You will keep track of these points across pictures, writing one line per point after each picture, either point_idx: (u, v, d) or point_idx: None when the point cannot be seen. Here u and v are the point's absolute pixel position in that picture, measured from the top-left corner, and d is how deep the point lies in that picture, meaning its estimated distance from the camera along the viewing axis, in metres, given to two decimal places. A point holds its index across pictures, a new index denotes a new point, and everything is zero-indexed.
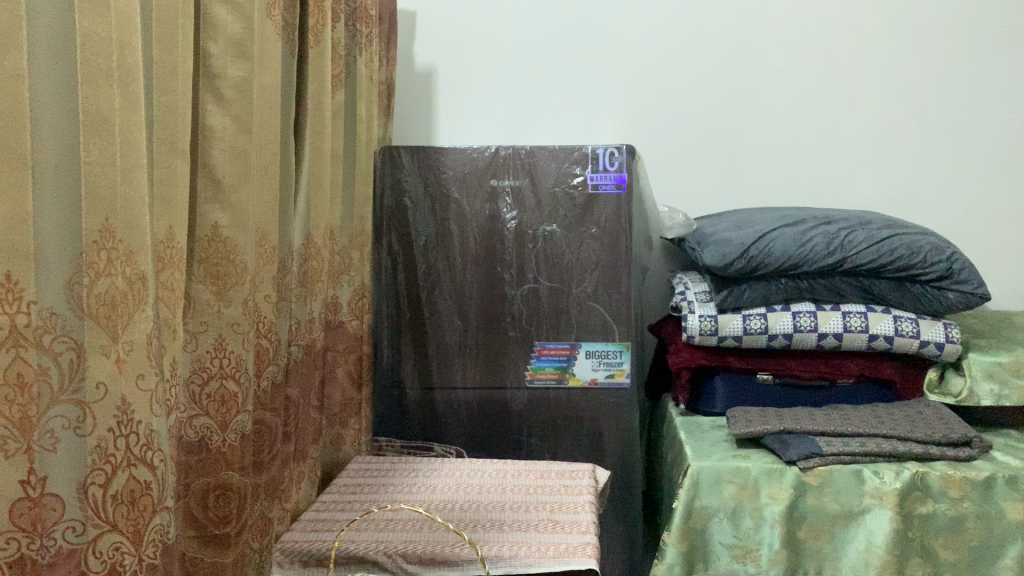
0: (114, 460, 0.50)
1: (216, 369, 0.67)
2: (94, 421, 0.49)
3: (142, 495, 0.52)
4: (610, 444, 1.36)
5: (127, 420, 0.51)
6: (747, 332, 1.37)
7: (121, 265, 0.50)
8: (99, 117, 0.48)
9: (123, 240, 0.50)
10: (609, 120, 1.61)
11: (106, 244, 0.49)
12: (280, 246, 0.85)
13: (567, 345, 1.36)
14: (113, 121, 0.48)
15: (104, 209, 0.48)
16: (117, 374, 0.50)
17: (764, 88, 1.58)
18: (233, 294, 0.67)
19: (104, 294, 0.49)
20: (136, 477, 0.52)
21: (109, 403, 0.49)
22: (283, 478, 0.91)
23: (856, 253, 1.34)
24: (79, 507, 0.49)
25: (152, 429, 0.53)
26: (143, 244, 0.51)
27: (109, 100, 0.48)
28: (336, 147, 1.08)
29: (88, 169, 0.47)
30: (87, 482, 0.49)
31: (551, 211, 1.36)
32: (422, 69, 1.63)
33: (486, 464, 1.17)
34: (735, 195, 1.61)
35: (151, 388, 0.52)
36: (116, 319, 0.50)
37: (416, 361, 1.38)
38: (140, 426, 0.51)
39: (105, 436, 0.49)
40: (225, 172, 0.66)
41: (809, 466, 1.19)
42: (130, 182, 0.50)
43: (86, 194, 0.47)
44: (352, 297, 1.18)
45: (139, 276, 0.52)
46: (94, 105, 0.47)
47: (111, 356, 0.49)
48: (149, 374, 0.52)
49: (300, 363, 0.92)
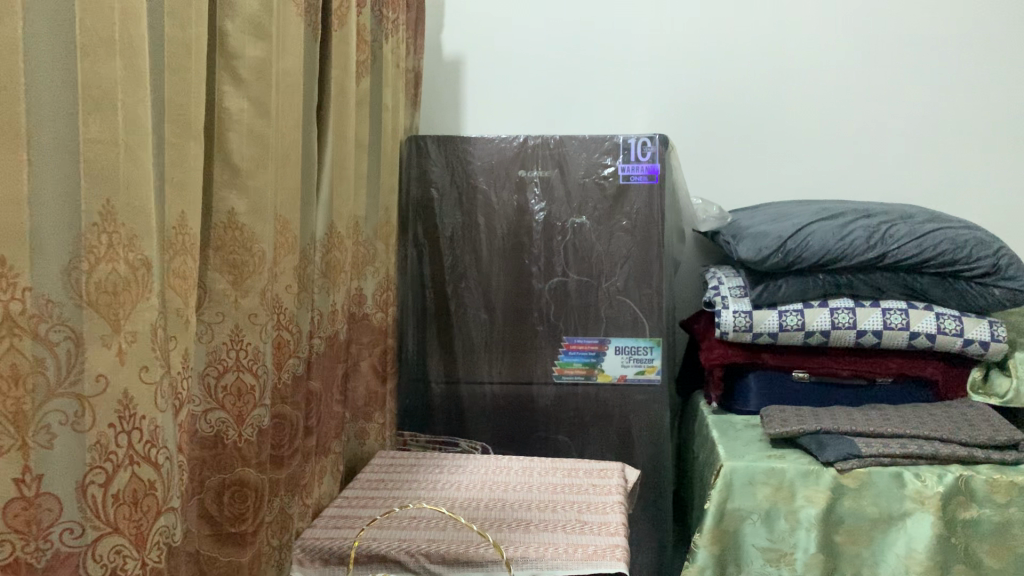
0: (116, 458, 0.48)
1: (231, 361, 0.64)
2: (93, 415, 0.47)
3: (146, 495, 0.50)
4: (640, 443, 1.33)
5: (131, 416, 0.49)
6: (783, 329, 1.33)
7: (123, 249, 0.48)
8: (99, 91, 0.46)
9: (126, 224, 0.48)
10: (641, 110, 1.57)
11: (108, 228, 0.47)
12: (303, 236, 0.82)
13: (596, 340, 1.33)
14: (115, 96, 0.46)
15: (105, 191, 0.46)
16: (119, 366, 0.48)
17: (801, 77, 1.53)
18: (250, 283, 0.65)
19: (104, 281, 0.47)
20: (138, 477, 0.50)
21: (109, 397, 0.47)
22: (304, 473, 0.89)
23: (898, 248, 1.30)
24: (78, 508, 0.47)
25: (157, 425, 0.51)
26: (147, 229, 0.49)
27: (110, 72, 0.46)
28: (361, 135, 1.05)
29: (87, 146, 0.45)
30: (87, 482, 0.47)
31: (581, 203, 1.33)
32: (449, 59, 1.60)
33: (513, 460, 1.15)
34: (771, 187, 1.56)
35: (156, 382, 0.51)
36: (118, 307, 0.48)
37: (443, 355, 1.36)
38: (144, 422, 0.50)
39: (105, 432, 0.47)
40: (242, 157, 0.63)
41: (848, 467, 1.14)
42: (134, 161, 0.48)
43: (85, 172, 0.45)
44: (377, 288, 1.16)
45: (143, 262, 0.49)
46: (95, 78, 0.45)
47: (113, 347, 0.48)
48: (154, 366, 0.50)
49: (322, 355, 0.90)
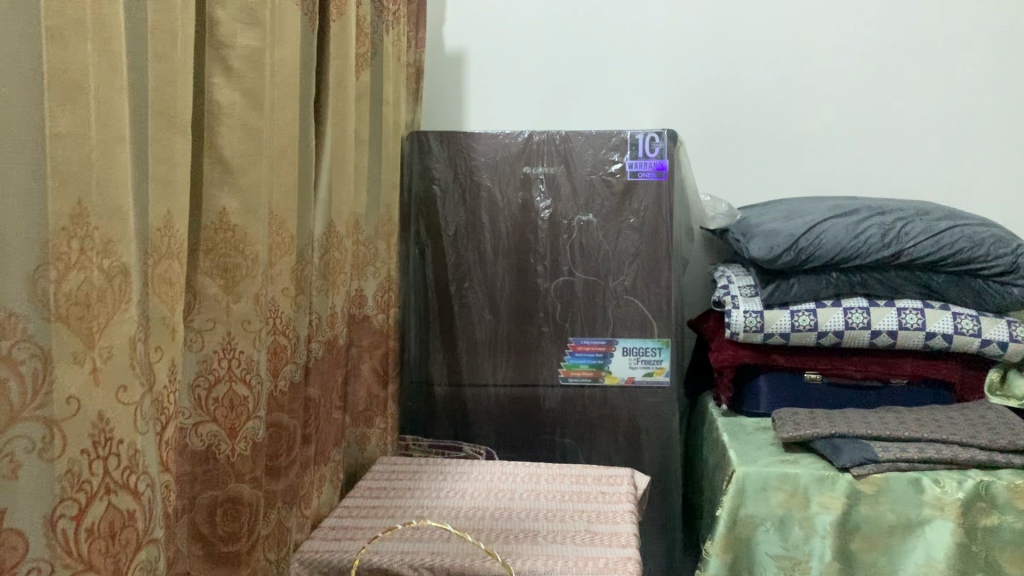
0: (90, 487, 0.45)
1: (224, 370, 0.61)
2: (63, 442, 0.43)
3: (124, 527, 0.47)
4: (649, 447, 1.29)
5: (106, 441, 0.45)
6: (795, 329, 1.29)
7: (97, 256, 0.44)
8: (70, 80, 0.42)
9: (100, 228, 0.44)
10: (647, 105, 1.53)
11: (79, 232, 0.43)
12: (300, 236, 0.78)
13: (603, 341, 1.29)
14: (87, 86, 0.43)
15: (76, 190, 0.43)
16: (93, 387, 0.44)
17: (812, 71, 1.50)
18: (243, 287, 0.61)
19: (74, 291, 0.43)
20: (116, 507, 0.46)
21: (82, 421, 0.43)
22: (303, 483, 0.85)
23: (914, 245, 1.26)
24: (46, 544, 0.43)
25: (136, 449, 0.47)
26: (124, 233, 0.45)
27: (81, 60, 0.42)
28: (361, 131, 1.01)
29: (55, 141, 0.42)
30: (55, 515, 0.43)
31: (587, 200, 1.29)
32: (451, 54, 1.56)
33: (519, 467, 1.11)
34: (781, 183, 1.52)
35: (134, 402, 0.47)
36: (90, 320, 0.44)
37: (446, 356, 1.32)
38: (122, 447, 0.46)
39: (77, 459, 0.44)
40: (234, 153, 0.59)
41: (864, 473, 1.11)
42: (109, 158, 0.45)
43: (52, 170, 0.42)
44: (378, 289, 1.12)
45: (121, 269, 0.46)
46: (63, 66, 0.41)
47: (86, 364, 0.44)
48: (133, 386, 0.47)
49: (321, 360, 0.86)
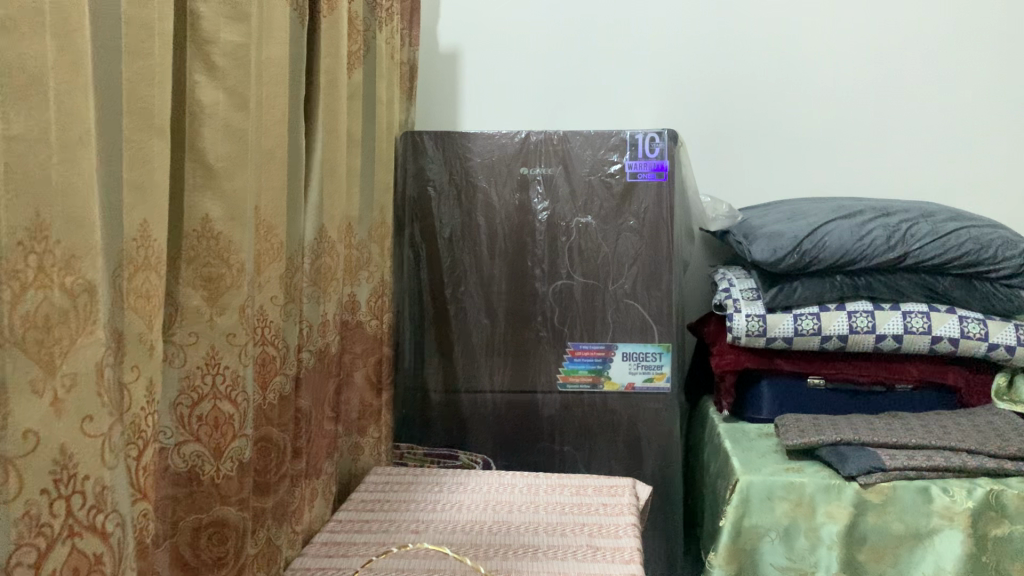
0: (50, 531, 0.41)
1: (207, 388, 0.57)
2: (21, 482, 0.39)
3: (91, 573, 0.43)
4: (649, 454, 1.26)
5: (70, 477, 0.42)
6: (799, 334, 1.26)
7: (58, 273, 0.41)
8: (25, 76, 0.38)
9: (60, 241, 0.41)
10: (646, 104, 1.50)
11: (37, 247, 0.40)
12: (290, 241, 0.75)
13: (602, 346, 1.26)
14: (46, 82, 0.39)
15: (33, 201, 0.40)
16: (54, 418, 0.41)
17: (814, 70, 1.47)
18: (228, 298, 0.58)
19: (32, 313, 0.40)
20: (80, 551, 0.43)
21: (42, 456, 0.40)
22: (293, 498, 0.81)
23: (919, 248, 1.23)
24: None
25: (105, 485, 0.44)
26: (88, 247, 0.42)
27: (37, 53, 0.39)
28: (353, 131, 0.98)
29: (9, 145, 0.38)
30: (11, 564, 0.39)
31: (586, 202, 1.26)
32: (445, 52, 1.53)
33: (516, 477, 1.08)
34: (783, 183, 1.50)
35: (103, 433, 0.43)
36: (51, 346, 0.41)
37: (441, 362, 1.29)
38: (88, 485, 0.43)
39: (37, 499, 0.40)
40: (218, 156, 0.56)
41: (871, 482, 1.08)
42: (72, 163, 0.41)
43: (7, 179, 0.38)
44: (371, 294, 1.08)
45: (86, 287, 0.43)
46: (17, 61, 0.38)
47: (46, 395, 0.41)
48: (100, 415, 0.43)
49: (312, 370, 0.83)
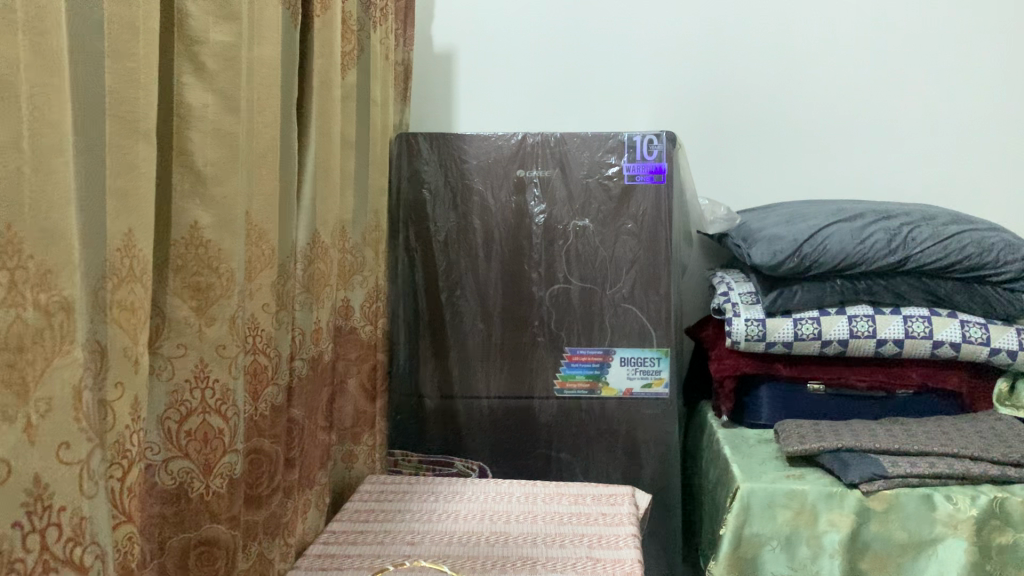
0: (24, 566, 0.39)
1: (196, 402, 0.55)
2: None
3: None
4: (647, 461, 1.24)
5: (45, 508, 0.40)
6: (799, 338, 1.24)
7: (33, 291, 0.39)
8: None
9: (35, 256, 0.39)
10: (643, 106, 1.48)
11: (10, 262, 0.38)
12: (282, 247, 0.73)
13: (600, 351, 1.24)
14: (20, 86, 0.37)
15: (7, 213, 0.37)
16: (27, 447, 0.39)
17: (813, 71, 1.45)
18: (217, 309, 0.56)
19: (3, 334, 0.38)
20: None
21: (16, 487, 0.38)
22: (286, 510, 0.79)
23: (920, 252, 1.22)
24: None
25: (83, 517, 0.42)
26: (65, 262, 0.40)
27: (11, 55, 0.37)
28: (347, 133, 0.96)
29: None
30: None
31: (583, 205, 1.24)
32: (440, 52, 1.51)
33: (513, 486, 1.06)
34: (782, 186, 1.48)
35: (80, 461, 0.42)
36: (24, 369, 0.39)
37: (436, 367, 1.26)
38: (64, 516, 0.41)
39: (10, 535, 0.38)
40: (207, 161, 0.54)
41: (874, 490, 1.06)
42: (48, 171, 0.39)
43: None
44: (365, 299, 1.06)
45: (62, 306, 0.41)
46: None
47: (19, 422, 0.39)
48: (77, 442, 0.41)
49: (305, 379, 0.81)
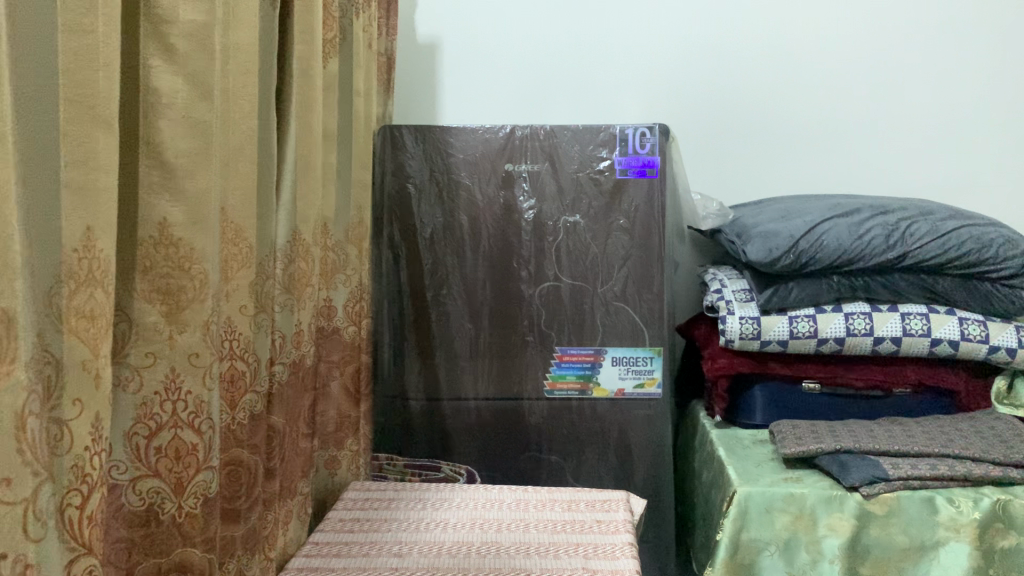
0: None
1: (167, 416, 0.51)
2: None
3: None
4: (640, 464, 1.21)
5: None
6: (794, 336, 1.21)
7: None
8: None
9: None
10: (633, 98, 1.44)
11: None
12: (260, 245, 0.68)
13: (590, 351, 1.21)
14: None
15: None
16: None
17: (807, 62, 1.42)
18: (190, 314, 0.51)
19: None
20: None
21: None
22: (267, 523, 0.75)
23: (919, 248, 1.19)
24: None
25: (29, 560, 0.38)
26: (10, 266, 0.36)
27: None
28: (329, 125, 0.91)
29: None
30: None
31: (574, 200, 1.20)
32: (424, 42, 1.46)
33: (503, 492, 1.02)
34: (775, 181, 1.45)
35: (28, 497, 0.37)
36: None
37: (422, 368, 1.22)
38: (8, 562, 0.36)
39: None
40: (178, 152, 0.49)
41: (874, 493, 1.03)
42: None
43: None
44: (348, 298, 1.02)
45: (7, 317, 0.36)
46: None
47: None
48: (25, 477, 0.37)
49: (286, 385, 0.76)
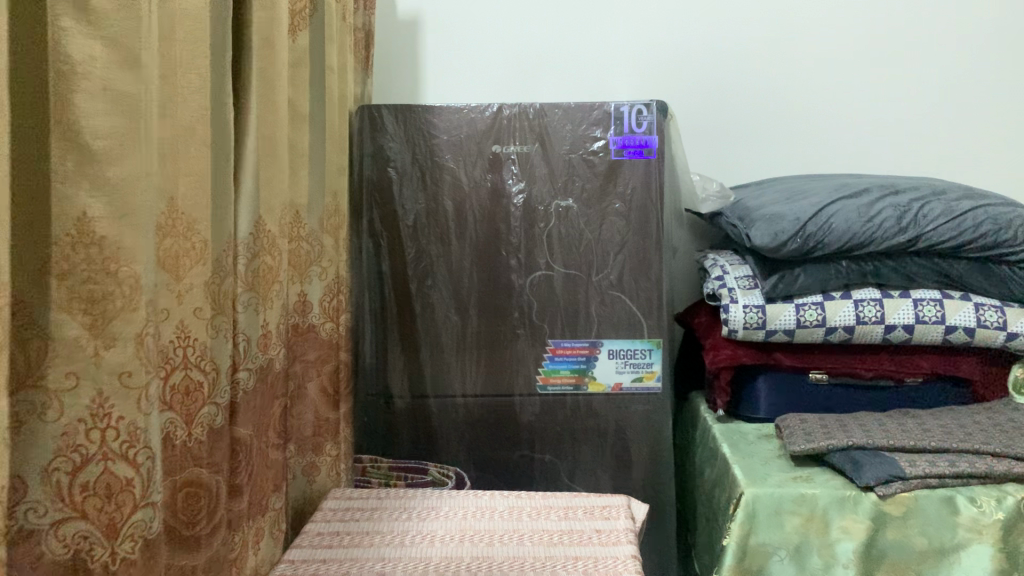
0: None
1: (92, 448, 0.45)
2: None
3: None
4: (639, 463, 1.14)
5: None
6: (801, 326, 1.14)
7: None
8: None
9: None
10: (628, 75, 1.36)
11: None
12: (216, 240, 0.61)
13: (585, 344, 1.13)
14: None
15: None
16: None
17: (807, 34, 1.35)
18: (118, 326, 0.45)
19: None
20: None
21: None
22: (233, 547, 0.68)
23: (933, 229, 1.12)
24: None
25: None
26: None
27: None
28: (298, 105, 0.84)
29: None
30: None
31: (566, 183, 1.13)
32: (404, 18, 1.38)
33: (496, 498, 0.95)
34: (776, 161, 1.37)
35: None
36: None
37: (406, 364, 1.15)
38: None
39: None
40: (96, 132, 0.43)
41: (890, 493, 0.97)
42: None
43: None
44: (325, 293, 0.94)
45: None
46: None
47: None
48: None
49: (252, 393, 0.68)
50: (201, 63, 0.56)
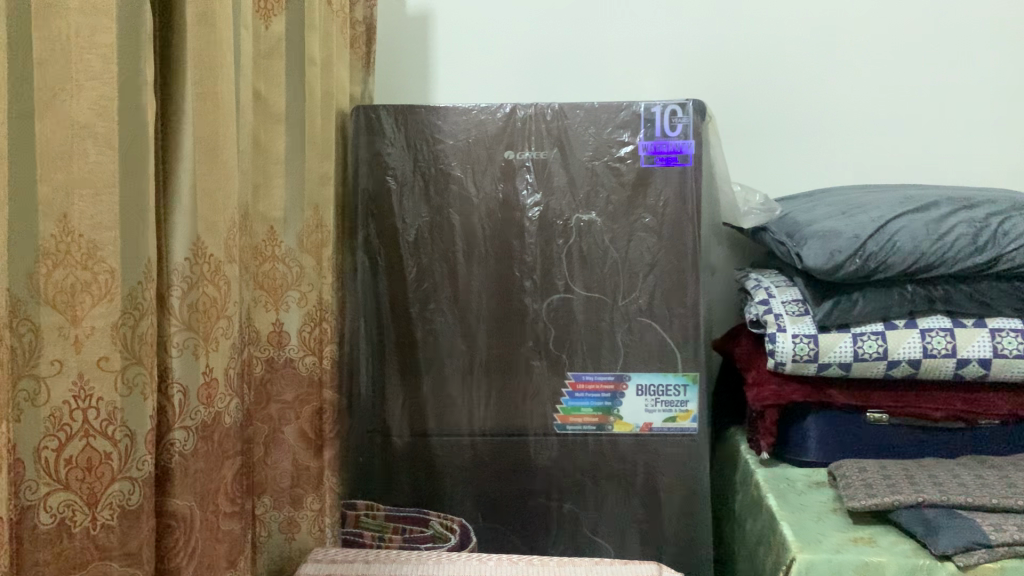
0: None
1: None
2: None
3: None
4: (671, 514, 0.99)
5: None
6: (859, 359, 0.99)
7: None
8: None
9: None
10: (659, 75, 1.22)
11: None
12: (127, 270, 0.48)
13: (610, 377, 0.99)
14: None
15: None
16: None
17: (863, 28, 1.20)
18: None
19: None
20: None
21: None
22: None
23: (1015, 248, 0.96)
24: None
25: None
26: None
27: None
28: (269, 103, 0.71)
29: None
30: None
31: (589, 194, 0.99)
32: (413, 11, 1.25)
33: (501, 566, 0.81)
34: (828, 170, 1.22)
35: None
36: None
37: (406, 400, 1.01)
38: None
39: None
40: None
41: (971, 564, 0.80)
42: None
43: None
44: (307, 322, 0.81)
45: None
46: None
47: None
48: None
49: (194, 457, 0.55)
50: (102, 41, 0.45)
